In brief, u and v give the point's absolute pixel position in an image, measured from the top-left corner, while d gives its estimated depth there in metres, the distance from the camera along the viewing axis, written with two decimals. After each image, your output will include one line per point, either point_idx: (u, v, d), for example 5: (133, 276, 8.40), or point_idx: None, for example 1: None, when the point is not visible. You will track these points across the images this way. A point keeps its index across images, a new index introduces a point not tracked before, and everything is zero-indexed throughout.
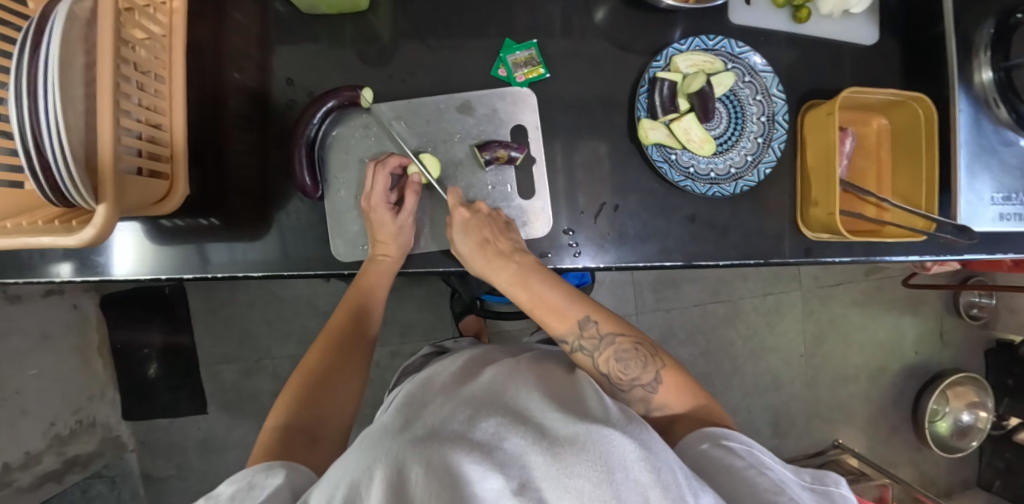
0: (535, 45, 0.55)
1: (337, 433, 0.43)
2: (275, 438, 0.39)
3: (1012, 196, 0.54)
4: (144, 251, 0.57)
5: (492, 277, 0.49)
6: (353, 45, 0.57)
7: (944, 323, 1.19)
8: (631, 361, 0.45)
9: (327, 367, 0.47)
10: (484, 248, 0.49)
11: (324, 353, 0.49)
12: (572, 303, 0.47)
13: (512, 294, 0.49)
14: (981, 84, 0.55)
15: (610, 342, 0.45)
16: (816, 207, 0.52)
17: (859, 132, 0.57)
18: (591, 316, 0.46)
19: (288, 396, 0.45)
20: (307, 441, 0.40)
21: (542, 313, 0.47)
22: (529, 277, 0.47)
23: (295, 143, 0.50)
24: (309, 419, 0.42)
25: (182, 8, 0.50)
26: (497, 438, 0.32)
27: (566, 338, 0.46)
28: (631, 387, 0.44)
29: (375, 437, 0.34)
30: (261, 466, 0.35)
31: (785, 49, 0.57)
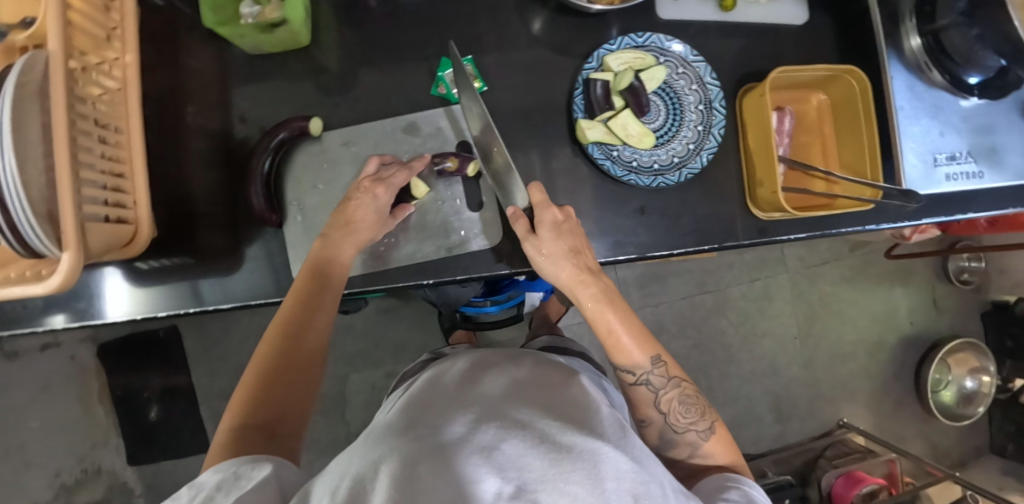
0: (471, 61, 0.57)
1: (299, 421, 0.43)
2: (231, 439, 0.39)
3: (955, 155, 0.55)
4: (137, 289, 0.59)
5: (577, 289, 0.50)
6: (304, 77, 0.59)
7: (937, 291, 1.19)
8: (690, 407, 0.50)
9: (282, 361, 0.45)
10: (574, 259, 0.49)
11: (276, 346, 0.45)
12: (647, 341, 0.50)
13: (595, 312, 0.50)
14: (911, 51, 0.56)
15: (675, 386, 0.50)
16: (762, 187, 0.53)
17: (800, 110, 0.59)
18: (662, 357, 0.50)
19: (244, 389, 0.43)
20: (265, 438, 0.40)
21: (620, 341, 0.50)
22: (610, 309, 0.49)
23: (251, 176, 0.52)
24: (269, 414, 0.42)
25: (135, 63, 0.54)
26: (496, 439, 0.32)
27: (638, 368, 0.50)
28: (684, 430, 0.49)
29: (373, 441, 0.35)
30: (245, 459, 0.36)
31: (717, 38, 0.58)
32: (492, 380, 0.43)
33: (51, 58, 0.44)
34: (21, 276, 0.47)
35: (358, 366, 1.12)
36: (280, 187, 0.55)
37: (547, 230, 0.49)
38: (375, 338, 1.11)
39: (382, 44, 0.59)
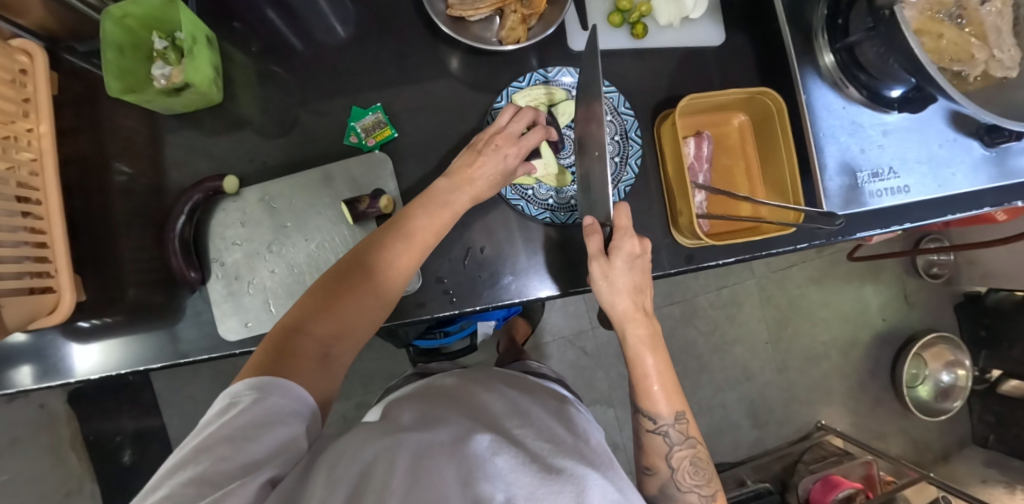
0: (380, 109, 0.58)
1: (351, 349, 0.44)
2: (284, 344, 0.39)
3: (878, 172, 0.55)
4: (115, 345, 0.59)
5: (626, 324, 0.50)
6: (226, 129, 0.59)
7: (907, 286, 1.18)
8: (700, 470, 0.47)
9: (351, 287, 0.44)
10: (634, 294, 0.50)
11: (350, 268, 0.45)
12: (676, 395, 0.49)
13: (635, 353, 0.49)
14: (827, 68, 0.56)
15: (689, 445, 0.48)
16: (680, 217, 0.53)
17: (721, 133, 0.58)
18: (686, 414, 0.49)
19: (307, 298, 0.44)
20: (317, 357, 0.40)
21: (651, 388, 0.49)
22: (650, 354, 0.49)
23: (166, 240, 0.52)
24: (324, 332, 0.42)
25: (50, 132, 0.55)
26: (489, 453, 0.32)
27: (660, 418, 0.48)
28: (687, 491, 0.46)
29: (377, 428, 0.35)
30: (271, 383, 0.36)
31: (635, 65, 0.58)
32: (493, 397, 0.44)
33: None
34: None
35: None
36: (201, 245, 0.55)
37: (621, 258, 0.49)
38: None
39: (299, 94, 0.59)
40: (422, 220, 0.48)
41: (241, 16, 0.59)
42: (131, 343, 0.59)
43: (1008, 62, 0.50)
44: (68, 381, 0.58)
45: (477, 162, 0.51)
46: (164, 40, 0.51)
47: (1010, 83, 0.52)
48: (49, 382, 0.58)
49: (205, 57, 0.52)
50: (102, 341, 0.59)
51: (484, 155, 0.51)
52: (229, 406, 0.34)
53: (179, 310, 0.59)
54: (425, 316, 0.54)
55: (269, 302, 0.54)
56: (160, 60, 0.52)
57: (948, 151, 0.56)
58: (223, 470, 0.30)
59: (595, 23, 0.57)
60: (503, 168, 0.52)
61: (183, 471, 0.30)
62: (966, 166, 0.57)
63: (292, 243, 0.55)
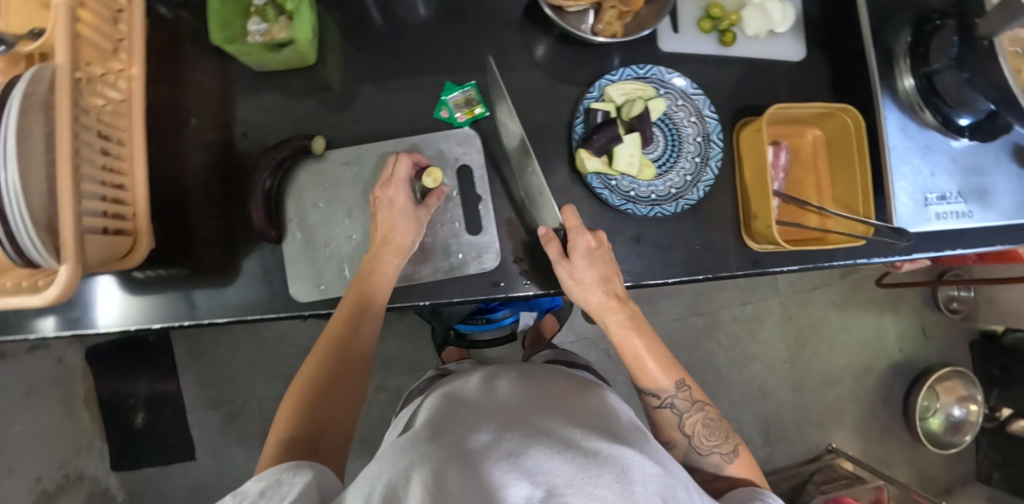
0: (474, 86, 0.59)
1: (340, 436, 0.46)
2: (280, 453, 0.42)
3: (945, 195, 0.56)
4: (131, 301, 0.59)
5: (603, 314, 0.51)
6: (307, 94, 0.60)
7: (925, 318, 1.20)
8: (714, 430, 0.50)
9: (325, 379, 0.48)
10: (603, 286, 0.50)
11: (321, 363, 0.49)
12: (671, 365, 0.51)
13: (621, 338, 0.51)
14: (905, 92, 0.57)
15: (699, 409, 0.50)
16: (756, 220, 0.54)
17: (795, 144, 0.60)
18: (686, 381, 0.51)
19: (291, 404, 0.47)
20: (306, 451, 0.42)
21: (646, 366, 0.51)
22: (636, 334, 0.51)
23: (251, 192, 0.52)
24: (317, 421, 0.45)
25: (141, 75, 0.54)
26: (522, 446, 0.32)
27: (663, 391, 0.51)
28: (709, 453, 0.49)
29: (398, 450, 0.34)
30: (288, 465, 0.37)
31: (715, 71, 0.60)
32: (510, 393, 0.44)
33: (58, 71, 0.44)
34: (17, 286, 0.47)
35: None
36: (280, 202, 0.55)
37: (580, 256, 0.50)
38: None
39: (383, 65, 0.60)
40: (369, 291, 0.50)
41: None
42: (202, 297, 0.59)
43: None
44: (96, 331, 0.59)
45: (387, 220, 0.51)
46: None
47: None
48: (75, 331, 0.58)
49: (306, 20, 0.52)
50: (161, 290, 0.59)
51: (387, 206, 0.51)
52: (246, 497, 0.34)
53: (245, 268, 0.60)
54: (498, 295, 0.55)
55: (345, 268, 0.55)
56: (258, 15, 0.53)
57: (1008, 181, 0.58)
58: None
59: (685, 27, 0.59)
60: (417, 209, 0.52)
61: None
62: None
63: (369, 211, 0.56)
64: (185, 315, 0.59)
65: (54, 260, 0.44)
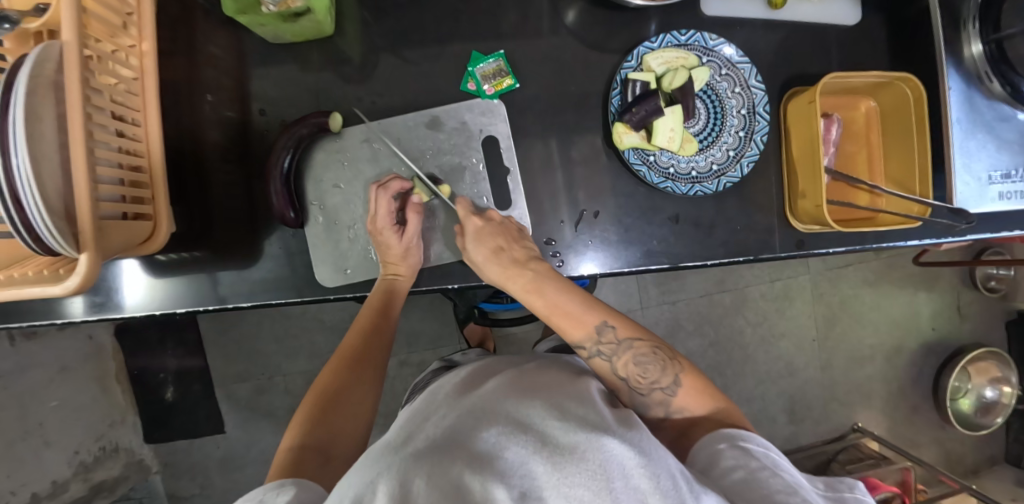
0: (502, 56, 0.55)
1: (351, 449, 0.44)
2: (289, 460, 0.39)
3: (1012, 173, 0.52)
4: (158, 286, 0.59)
5: (506, 283, 0.49)
6: (325, 68, 0.57)
7: (961, 298, 1.16)
8: (650, 365, 0.45)
9: (336, 388, 0.48)
10: (500, 255, 0.48)
11: (334, 374, 0.50)
12: (590, 309, 0.47)
13: (529, 300, 0.48)
14: (971, 58, 0.53)
15: (627, 346, 0.46)
16: (803, 199, 0.51)
17: (846, 116, 0.56)
18: (609, 321, 0.46)
19: (302, 414, 0.45)
20: (319, 460, 0.40)
21: (560, 320, 0.47)
22: (544, 288, 0.47)
23: (270, 175, 0.50)
24: (322, 436, 0.43)
25: (152, 50, 0.52)
26: (497, 448, 0.31)
27: (584, 343, 0.46)
28: (649, 391, 0.44)
29: (374, 451, 0.33)
30: (274, 483, 0.35)
31: (762, 37, 0.55)
32: (495, 383, 0.42)
33: (66, 48, 0.41)
34: (38, 275, 0.46)
35: None
36: (300, 184, 0.53)
37: (470, 236, 0.50)
38: None
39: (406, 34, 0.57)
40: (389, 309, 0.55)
41: None
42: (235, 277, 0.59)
43: None
44: (121, 315, 0.59)
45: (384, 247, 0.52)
46: None
47: None
48: (102, 315, 0.59)
49: None
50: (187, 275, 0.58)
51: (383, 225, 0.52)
52: None
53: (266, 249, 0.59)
54: None
55: (369, 250, 0.55)
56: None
57: None
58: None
59: None
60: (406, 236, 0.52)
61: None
62: None
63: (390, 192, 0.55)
64: (216, 300, 0.59)
65: (73, 250, 0.43)
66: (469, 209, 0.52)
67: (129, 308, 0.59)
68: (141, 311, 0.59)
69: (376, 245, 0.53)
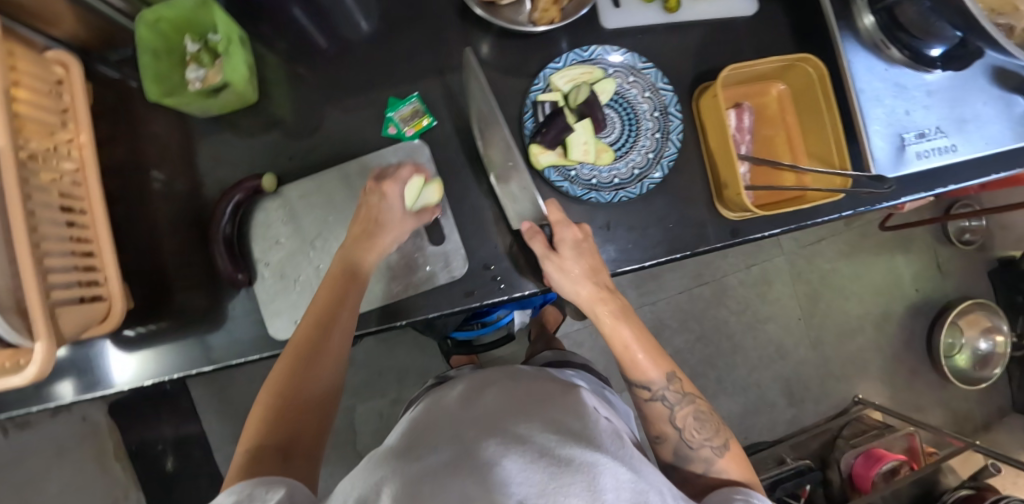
0: (417, 97, 0.58)
1: (315, 438, 0.43)
2: (248, 462, 0.38)
3: (924, 132, 0.54)
4: (155, 355, 0.59)
5: (596, 305, 0.49)
6: (259, 131, 0.60)
7: (939, 255, 1.16)
8: (705, 423, 0.48)
9: (299, 369, 0.44)
10: (593, 276, 0.49)
11: (296, 349, 0.44)
12: (661, 356, 0.49)
13: (610, 329, 0.49)
14: (866, 30, 0.55)
15: (689, 402, 0.49)
16: (726, 189, 0.52)
17: (760, 102, 0.57)
18: (678, 373, 0.50)
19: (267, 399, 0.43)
20: (278, 459, 0.39)
21: (635, 356, 0.49)
22: (626, 324, 0.49)
23: (212, 242, 0.52)
24: (284, 434, 0.41)
25: (90, 141, 0.55)
26: (494, 459, 0.31)
27: (653, 384, 0.49)
28: (699, 447, 0.47)
29: (372, 466, 0.33)
30: (261, 480, 0.35)
31: (667, 39, 0.57)
32: (494, 400, 0.43)
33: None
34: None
35: (363, 398, 1.11)
36: (245, 245, 0.55)
37: (568, 248, 0.48)
38: (376, 368, 1.11)
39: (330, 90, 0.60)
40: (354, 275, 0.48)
41: (270, 17, 0.60)
42: (220, 338, 0.59)
43: None
44: (114, 390, 0.59)
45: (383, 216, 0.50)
46: (197, 42, 0.54)
47: None
48: (93, 393, 0.58)
49: (239, 58, 0.52)
50: (177, 341, 0.59)
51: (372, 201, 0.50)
52: None
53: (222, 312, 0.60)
54: (475, 303, 0.54)
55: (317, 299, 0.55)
56: (193, 62, 0.54)
57: (990, 110, 0.56)
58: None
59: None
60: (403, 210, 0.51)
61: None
62: (1010, 124, 0.56)
63: (334, 239, 0.56)
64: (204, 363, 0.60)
65: (27, 340, 0.45)
66: (560, 215, 0.49)
67: (122, 382, 0.59)
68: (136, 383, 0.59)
69: (366, 204, 0.50)
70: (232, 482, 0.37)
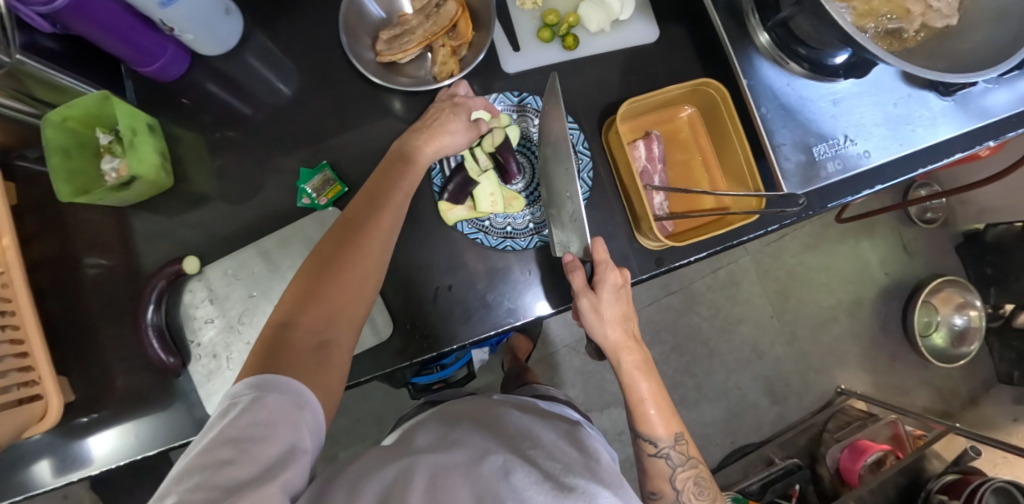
0: (327, 166, 0.59)
1: (352, 329, 0.40)
2: (278, 338, 0.37)
3: (833, 142, 0.54)
4: (130, 428, 0.58)
5: (622, 353, 0.50)
6: (184, 210, 0.60)
7: (904, 236, 1.16)
8: (704, 490, 0.49)
9: (336, 256, 0.41)
10: (624, 322, 0.50)
11: (335, 238, 0.43)
12: (672, 416, 0.50)
13: (629, 378, 0.50)
14: (764, 47, 0.55)
15: (692, 465, 0.49)
16: (641, 222, 0.52)
17: (670, 128, 0.58)
18: (684, 434, 0.50)
19: (294, 286, 0.41)
20: (312, 345, 0.37)
21: (647, 412, 0.49)
22: (644, 379, 0.50)
23: (141, 332, 0.52)
24: (316, 321, 0.38)
25: (12, 242, 0.55)
26: (507, 470, 0.31)
27: (659, 441, 0.49)
28: None
29: (395, 454, 0.34)
30: (273, 383, 0.33)
31: (574, 75, 0.58)
32: (513, 420, 0.43)
33: None
34: None
35: (344, 445, 1.10)
36: (177, 330, 0.55)
37: (608, 292, 0.48)
38: (354, 414, 1.10)
39: (252, 163, 0.61)
40: (392, 183, 0.47)
41: (183, 95, 0.61)
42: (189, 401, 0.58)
43: (946, 10, 0.49)
44: (93, 469, 0.57)
45: (443, 125, 0.50)
46: (109, 134, 0.54)
47: (953, 32, 0.51)
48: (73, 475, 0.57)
49: (148, 147, 0.54)
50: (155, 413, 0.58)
51: (444, 110, 0.52)
52: (231, 406, 0.32)
53: (161, 396, 0.59)
54: (405, 363, 0.53)
55: None
56: (108, 154, 0.55)
57: (905, 108, 0.55)
58: (243, 473, 0.28)
59: (526, 43, 0.58)
60: (469, 123, 0.51)
61: (186, 478, 0.28)
62: (927, 120, 0.56)
63: (262, 312, 0.56)
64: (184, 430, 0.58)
65: None
66: (605, 255, 0.48)
67: (99, 460, 0.57)
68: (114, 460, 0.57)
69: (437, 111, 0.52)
70: (256, 356, 0.36)
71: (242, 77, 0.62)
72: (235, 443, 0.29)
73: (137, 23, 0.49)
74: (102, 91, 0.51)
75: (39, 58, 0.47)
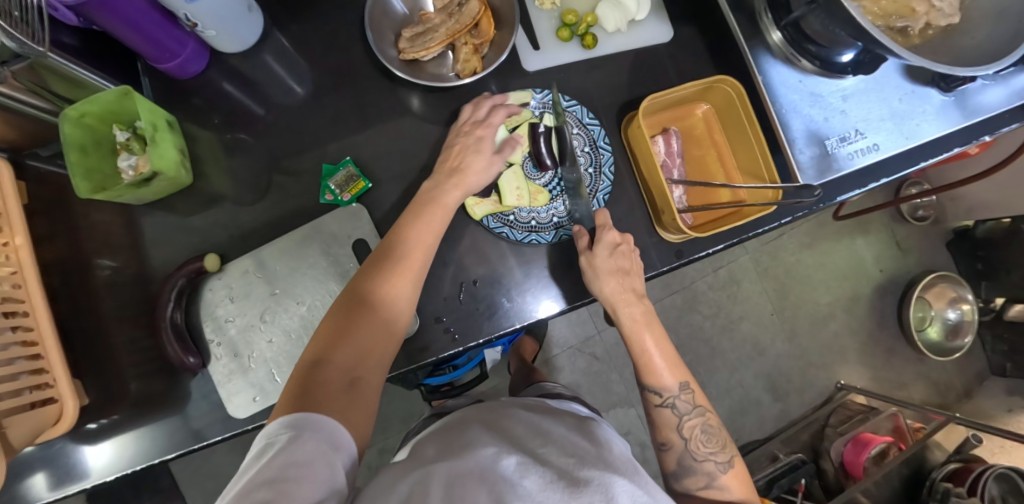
0: (350, 161, 0.59)
1: (380, 369, 0.42)
2: (310, 378, 0.38)
3: (844, 137, 0.56)
4: (128, 439, 0.56)
5: (619, 306, 0.51)
6: (201, 209, 0.60)
7: (897, 233, 1.19)
8: (712, 437, 0.49)
9: (365, 301, 0.43)
10: (622, 277, 0.51)
11: (364, 283, 0.44)
12: (678, 366, 0.51)
13: (631, 331, 0.52)
14: (777, 45, 0.56)
15: (699, 413, 0.50)
16: (663, 214, 0.53)
17: (686, 123, 0.60)
18: (690, 384, 0.51)
19: (325, 327, 0.42)
20: (345, 384, 0.39)
21: (653, 362, 0.51)
22: (646, 331, 0.52)
23: (159, 329, 0.51)
24: (346, 360, 0.40)
25: (26, 242, 0.52)
26: (516, 475, 0.31)
27: (666, 390, 0.50)
28: (703, 459, 0.48)
29: (402, 472, 0.34)
30: (308, 426, 0.33)
31: (590, 74, 0.59)
32: (518, 415, 0.43)
33: None
34: None
35: None
36: (196, 329, 0.55)
37: (604, 249, 0.50)
38: None
39: (271, 161, 0.60)
40: (418, 230, 0.47)
41: (199, 93, 0.60)
42: (201, 404, 0.56)
43: (948, 9, 0.51)
44: (88, 481, 0.55)
45: (468, 165, 0.51)
46: (126, 131, 0.53)
47: (955, 30, 0.53)
48: (67, 486, 0.54)
49: (168, 143, 0.54)
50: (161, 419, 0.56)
51: (467, 148, 0.52)
52: (267, 446, 0.32)
53: (172, 400, 0.57)
54: (430, 358, 0.52)
55: (274, 373, 0.54)
56: (124, 150, 0.53)
57: (910, 104, 0.58)
58: None
59: (545, 42, 0.59)
60: (492, 156, 0.53)
61: None
62: (930, 114, 0.58)
63: (284, 311, 0.56)
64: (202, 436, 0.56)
65: None
66: (606, 221, 0.52)
67: (94, 472, 0.55)
68: (111, 472, 0.55)
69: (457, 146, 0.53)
70: (289, 393, 0.38)
71: (258, 76, 0.62)
72: (266, 484, 0.29)
73: (160, 17, 0.49)
74: (122, 85, 0.50)
75: (63, 54, 0.48)
